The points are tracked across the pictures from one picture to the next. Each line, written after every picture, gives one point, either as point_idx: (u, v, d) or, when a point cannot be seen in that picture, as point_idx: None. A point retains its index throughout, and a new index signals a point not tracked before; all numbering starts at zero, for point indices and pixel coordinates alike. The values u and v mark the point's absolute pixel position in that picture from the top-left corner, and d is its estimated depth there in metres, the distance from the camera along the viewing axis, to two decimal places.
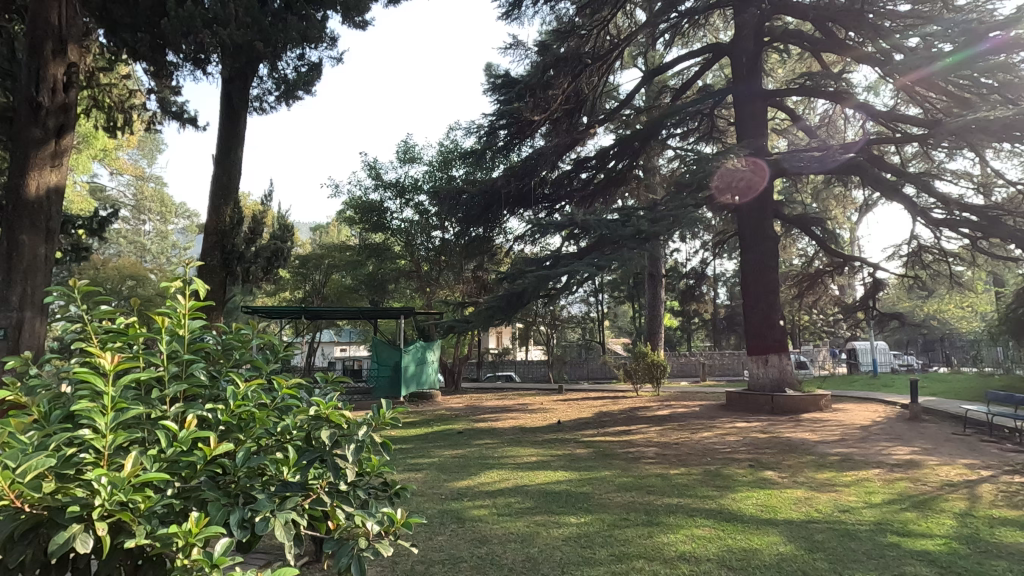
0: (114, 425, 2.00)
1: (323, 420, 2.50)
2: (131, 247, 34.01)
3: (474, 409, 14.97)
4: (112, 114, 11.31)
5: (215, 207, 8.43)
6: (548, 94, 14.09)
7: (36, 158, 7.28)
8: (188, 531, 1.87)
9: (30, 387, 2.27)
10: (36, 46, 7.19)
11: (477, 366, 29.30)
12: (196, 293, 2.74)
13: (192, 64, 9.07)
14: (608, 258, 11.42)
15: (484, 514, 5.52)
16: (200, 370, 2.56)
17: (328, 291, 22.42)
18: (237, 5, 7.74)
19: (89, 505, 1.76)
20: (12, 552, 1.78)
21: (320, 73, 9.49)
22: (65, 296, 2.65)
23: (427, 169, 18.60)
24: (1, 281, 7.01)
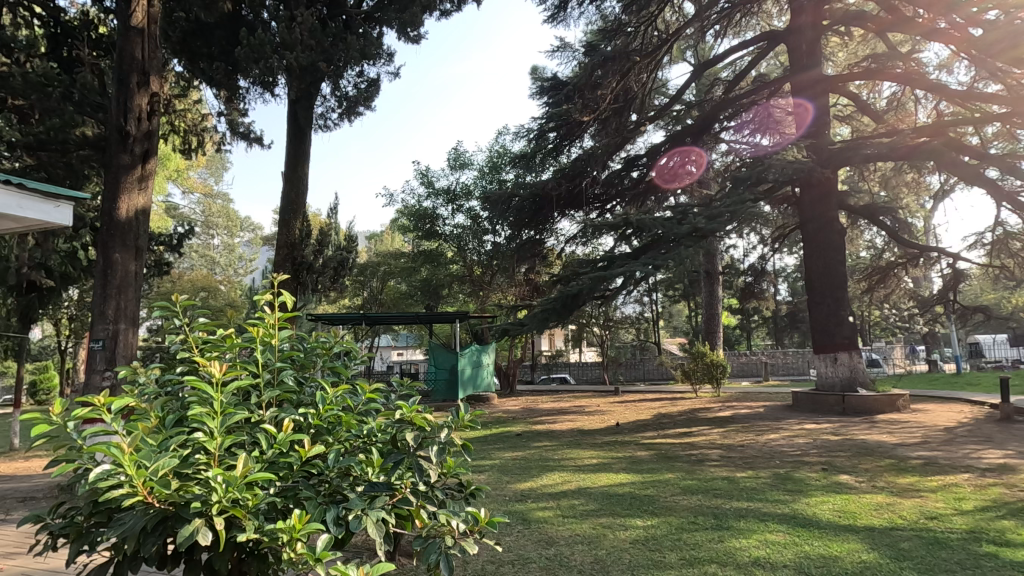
0: (224, 427, 2.18)
1: (407, 423, 2.62)
2: (202, 261, 36.13)
3: (530, 411, 15.04)
4: (187, 137, 12.09)
5: (285, 221, 8.83)
6: (596, 94, 14.05)
7: (125, 183, 7.91)
8: (292, 527, 2.01)
9: (146, 393, 2.50)
10: (124, 80, 7.82)
11: (531, 368, 29.47)
12: (284, 305, 2.92)
13: (261, 87, 9.62)
14: (663, 257, 11.24)
15: (549, 515, 5.57)
16: (289, 376, 2.73)
17: (384, 298, 23.06)
18: (302, 28, 8.20)
19: (207, 502, 1.94)
20: (146, 544, 1.98)
21: (379, 88, 9.84)
22: (168, 310, 2.89)
23: (477, 175, 18.91)
24: (99, 296, 7.68)
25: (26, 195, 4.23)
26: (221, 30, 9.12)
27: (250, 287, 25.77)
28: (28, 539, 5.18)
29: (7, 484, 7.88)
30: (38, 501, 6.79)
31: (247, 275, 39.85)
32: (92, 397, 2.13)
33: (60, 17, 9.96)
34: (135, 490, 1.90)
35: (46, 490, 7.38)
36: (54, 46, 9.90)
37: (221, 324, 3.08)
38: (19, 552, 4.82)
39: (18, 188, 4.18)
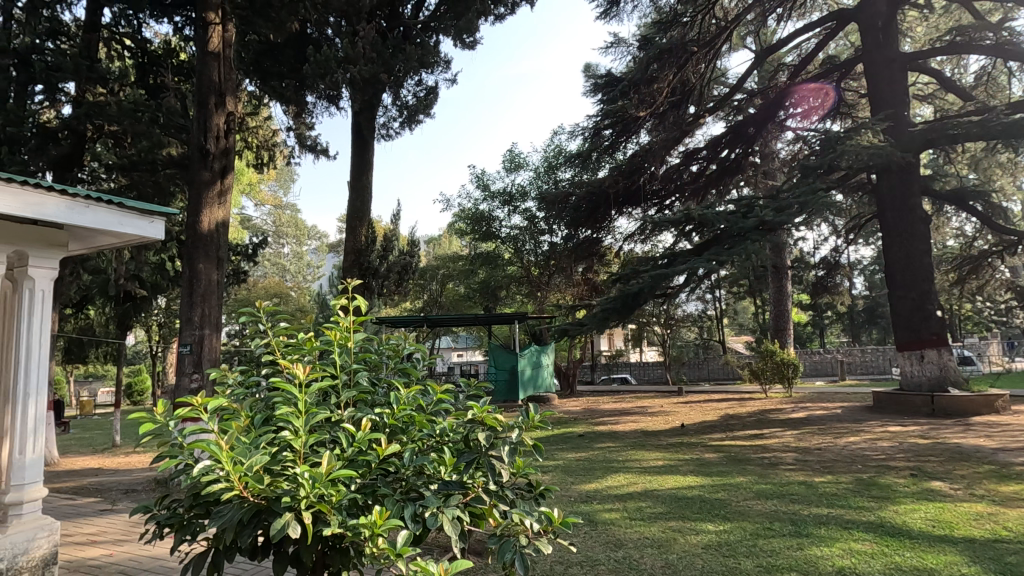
0: (308, 426, 2.30)
1: (479, 423, 2.65)
2: (274, 268, 38.15)
3: (592, 412, 14.89)
4: (259, 153, 12.82)
5: (351, 228, 9.19)
6: (652, 88, 13.71)
7: (206, 198, 8.47)
8: (374, 523, 2.09)
9: (236, 394, 2.67)
10: (203, 102, 8.37)
11: (590, 369, 29.24)
12: (359, 308, 3.04)
13: (327, 101, 10.05)
14: (728, 252, 10.84)
15: (616, 517, 5.49)
16: (365, 377, 2.83)
17: (444, 300, 23.48)
18: (364, 42, 8.53)
19: (296, 497, 2.05)
20: (242, 535, 2.11)
21: (437, 95, 10.06)
22: (253, 316, 3.07)
23: (533, 176, 18.97)
24: (186, 303, 8.27)
25: (126, 213, 4.41)
26: (290, 49, 9.72)
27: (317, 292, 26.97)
28: (132, 528, 5.64)
29: (112, 477, 8.64)
30: (139, 493, 7.40)
31: (314, 281, 41.76)
32: (191, 398, 2.29)
33: (146, 47, 10.87)
34: (232, 484, 2.04)
35: (144, 483, 8.04)
36: (142, 75, 10.86)
37: (300, 328, 3.24)
38: (125, 539, 5.26)
39: (119, 206, 4.35)
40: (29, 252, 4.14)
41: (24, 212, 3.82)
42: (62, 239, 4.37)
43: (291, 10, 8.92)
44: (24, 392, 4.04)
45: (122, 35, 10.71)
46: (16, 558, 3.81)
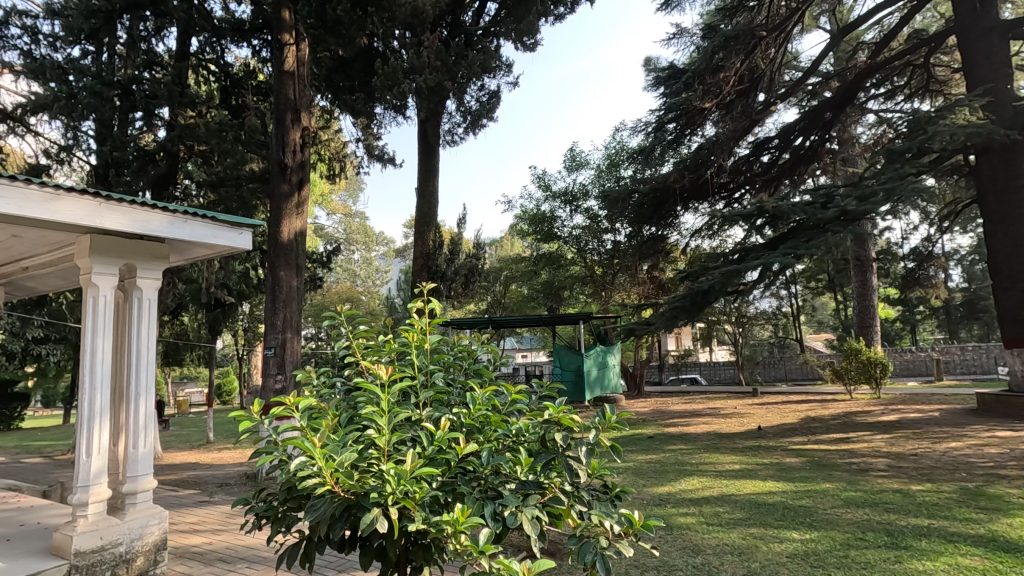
0: (391, 425, 2.39)
1: (555, 423, 2.63)
2: (346, 274, 39.84)
3: (661, 413, 14.55)
4: (331, 164, 13.43)
5: (419, 233, 9.45)
6: (718, 78, 13.13)
7: (286, 209, 8.98)
8: (456, 520, 2.14)
9: (322, 394, 2.81)
10: (280, 119, 8.88)
11: (659, 369, 28.56)
12: (434, 310, 3.12)
13: (394, 111, 10.41)
14: (805, 245, 10.26)
15: (692, 522, 5.34)
16: (440, 378, 2.90)
17: (507, 301, 23.68)
18: (429, 51, 8.75)
19: (383, 493, 2.14)
20: (334, 528, 2.23)
21: (499, 99, 10.17)
22: (335, 319, 3.20)
23: (595, 174, 18.78)
24: (270, 308, 8.81)
25: (219, 226, 4.72)
26: (359, 64, 10.11)
27: (386, 296, 27.95)
28: (228, 519, 6.08)
29: (208, 471, 9.34)
30: (233, 486, 7.96)
31: (383, 285, 43.33)
32: (284, 397, 2.43)
33: (229, 71, 11.66)
34: (325, 479, 2.16)
35: (236, 477, 8.63)
36: (225, 96, 11.65)
37: (380, 330, 3.35)
38: (222, 529, 5.67)
39: (213, 220, 4.67)
40: (137, 264, 4.54)
41: (131, 227, 4.21)
42: (164, 252, 4.75)
43: (360, 25, 9.35)
44: (135, 392, 4.45)
45: (207, 61, 11.54)
46: (133, 543, 4.19)
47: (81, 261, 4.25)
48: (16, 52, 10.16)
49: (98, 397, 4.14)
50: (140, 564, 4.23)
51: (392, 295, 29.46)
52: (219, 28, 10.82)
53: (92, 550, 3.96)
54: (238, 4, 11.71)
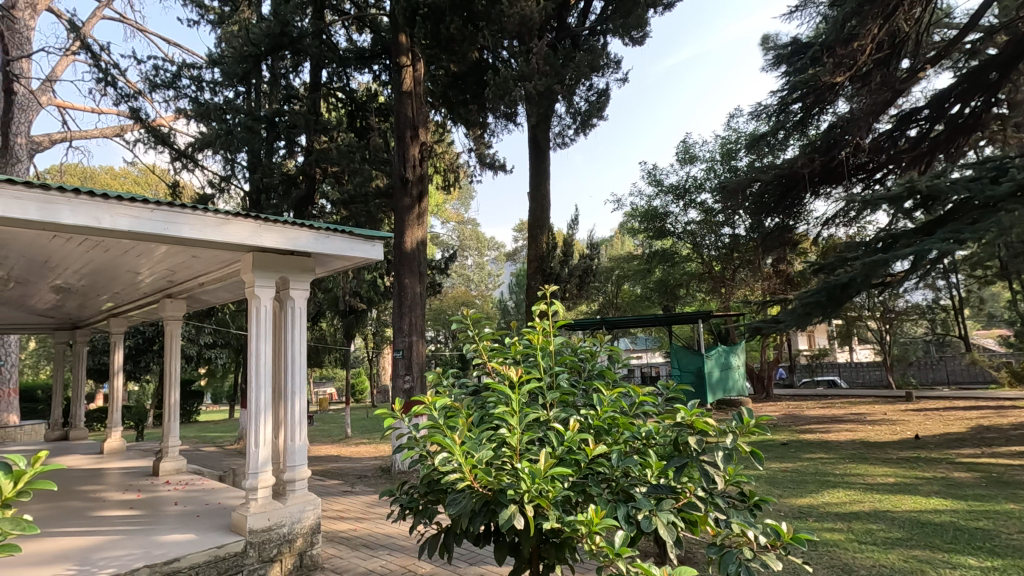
0: (522, 425, 2.46)
1: (687, 426, 2.51)
2: (461, 279, 41.47)
3: (796, 418, 13.41)
4: (446, 175, 14.07)
5: (533, 237, 9.63)
6: (852, 48, 11.74)
7: (408, 220, 9.59)
8: (590, 521, 2.16)
9: (456, 395, 2.95)
10: (401, 137, 9.54)
11: (790, 370, 26.36)
12: (557, 311, 3.14)
13: (505, 119, 10.70)
14: (969, 229, 8.90)
15: (840, 538, 4.86)
16: (565, 379, 2.91)
17: (620, 301, 23.20)
18: (537, 57, 8.85)
19: (519, 491, 2.21)
20: (474, 521, 2.34)
21: (609, 97, 10.02)
22: (462, 324, 3.29)
23: (708, 166, 17.86)
24: (398, 313, 9.46)
25: (355, 240, 5.16)
26: (471, 77, 10.49)
27: (499, 299, 28.70)
28: (369, 509, 6.60)
29: (348, 464, 10.22)
30: (371, 479, 8.64)
31: (495, 288, 44.57)
32: (422, 396, 2.59)
33: (354, 96, 12.67)
34: (465, 475, 2.29)
35: (373, 470, 9.35)
36: (352, 119, 12.70)
37: (505, 332, 3.41)
38: (365, 518, 6.17)
39: (350, 234, 5.10)
40: (289, 277, 5.10)
41: (284, 244, 4.74)
42: (310, 265, 5.29)
43: (471, 40, 9.59)
44: (290, 390, 5.01)
45: (335, 88, 12.62)
46: (294, 525, 4.70)
47: (246, 276, 4.86)
48: (186, 99, 11.89)
49: (262, 395, 4.73)
50: (300, 545, 4.74)
51: (505, 298, 30.11)
52: (344, 58, 11.80)
53: (262, 529, 4.50)
54: (359, 34, 12.72)
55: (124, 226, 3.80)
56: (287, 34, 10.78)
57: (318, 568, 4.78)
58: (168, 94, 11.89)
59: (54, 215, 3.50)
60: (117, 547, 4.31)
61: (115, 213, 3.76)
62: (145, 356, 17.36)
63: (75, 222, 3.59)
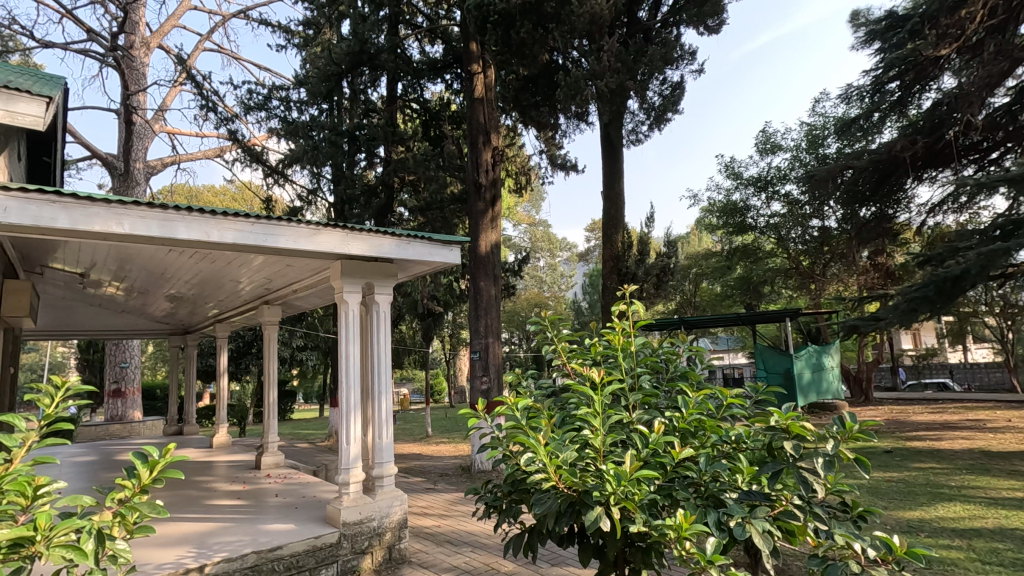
0: (605, 427, 2.44)
1: (782, 431, 2.37)
2: (534, 281, 41.59)
3: (900, 424, 12.33)
4: (518, 178, 14.20)
5: (608, 236, 9.54)
6: (958, 16, 10.57)
7: (482, 224, 9.77)
8: (679, 526, 2.11)
9: (537, 396, 2.99)
10: (475, 142, 9.81)
11: (892, 372, 24.26)
12: (637, 311, 3.09)
13: (577, 118, 10.65)
14: None
15: (959, 557, 4.42)
16: (647, 380, 2.86)
17: (699, 300, 22.37)
18: (608, 55, 8.73)
19: (604, 492, 2.20)
20: (560, 521, 2.35)
21: (684, 90, 9.70)
22: (541, 325, 3.30)
23: (793, 155, 16.85)
24: (474, 315, 9.66)
25: (434, 245, 5.32)
26: (543, 79, 10.51)
27: (573, 300, 28.50)
28: (451, 506, 6.78)
29: (430, 462, 10.55)
30: (452, 477, 8.87)
31: (568, 289, 44.31)
32: (504, 397, 2.64)
33: (427, 106, 13.07)
34: (550, 475, 2.31)
35: (453, 469, 9.60)
36: (426, 128, 13.12)
37: (584, 332, 3.39)
38: (448, 515, 6.35)
39: (430, 240, 5.28)
40: (375, 282, 5.35)
41: (370, 252, 4.98)
42: (392, 270, 5.52)
43: (542, 43, 9.45)
44: (377, 390, 5.25)
45: (410, 99, 13.08)
46: (383, 519, 4.91)
47: (336, 282, 5.16)
48: (276, 119, 12.80)
49: (352, 395, 4.99)
50: (389, 538, 4.94)
51: (578, 299, 29.85)
52: (418, 70, 12.22)
53: (354, 522, 4.75)
54: (432, 45, 13.13)
55: (230, 239, 4.15)
56: (366, 51, 11.41)
57: (406, 561, 4.98)
58: (260, 115, 12.84)
59: (171, 231, 3.89)
60: (228, 533, 4.71)
61: (222, 227, 4.12)
62: (245, 358, 18.81)
63: (189, 237, 3.97)
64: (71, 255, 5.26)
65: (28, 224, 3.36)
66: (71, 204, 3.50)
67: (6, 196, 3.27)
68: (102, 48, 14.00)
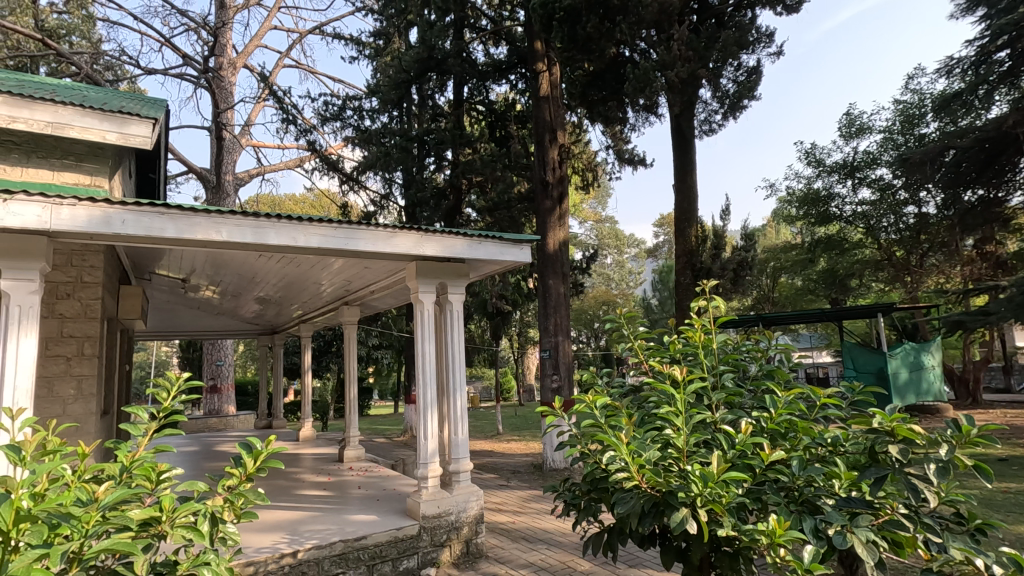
0: (689, 426, 2.36)
1: (887, 435, 2.19)
2: (601, 279, 40.98)
3: (1017, 429, 11.13)
4: (584, 175, 14.05)
5: (681, 230, 9.40)
6: None
7: (550, 223, 9.76)
8: (773, 532, 2.01)
9: (613, 394, 2.94)
10: (541, 141, 9.83)
11: (1005, 373, 21.93)
12: (719, 307, 2.96)
13: (646, 110, 10.39)
14: None
15: None
16: (730, 379, 2.74)
17: (777, 295, 21.21)
18: (679, 43, 8.46)
19: (690, 494, 2.14)
20: (643, 522, 2.30)
21: (761, 75, 9.22)
22: (616, 322, 3.20)
23: (884, 137, 15.60)
24: (543, 313, 9.65)
25: (505, 245, 5.36)
26: (610, 74, 10.28)
27: (642, 297, 27.85)
28: (525, 504, 6.84)
29: (502, 459, 10.66)
30: (524, 475, 8.92)
31: (637, 286, 43.28)
32: (581, 394, 2.59)
33: (492, 108, 13.22)
34: (632, 474, 2.27)
35: (525, 466, 9.66)
36: (493, 128, 13.26)
37: (660, 329, 3.29)
38: (522, 512, 6.41)
39: (501, 239, 5.32)
40: (448, 282, 5.46)
41: (443, 252, 5.10)
42: (464, 270, 5.60)
43: (609, 36, 9.25)
44: (452, 387, 5.37)
45: (476, 101, 13.24)
46: (460, 514, 5.02)
47: (411, 282, 5.32)
48: (350, 128, 13.38)
49: (428, 392, 5.13)
50: (466, 532, 5.05)
51: (648, 296, 29.08)
52: (483, 71, 12.32)
53: (434, 515, 4.88)
54: (496, 47, 13.24)
55: (316, 243, 4.38)
56: (433, 57, 11.69)
57: (483, 556, 5.06)
58: (335, 125, 13.47)
59: (263, 237, 4.16)
60: (317, 522, 4.98)
61: (309, 233, 4.36)
62: (326, 356, 19.86)
63: (278, 242, 4.23)
64: (174, 262, 5.75)
65: (142, 234, 3.70)
66: (177, 214, 3.82)
67: (122, 210, 3.63)
68: (195, 71, 15.22)
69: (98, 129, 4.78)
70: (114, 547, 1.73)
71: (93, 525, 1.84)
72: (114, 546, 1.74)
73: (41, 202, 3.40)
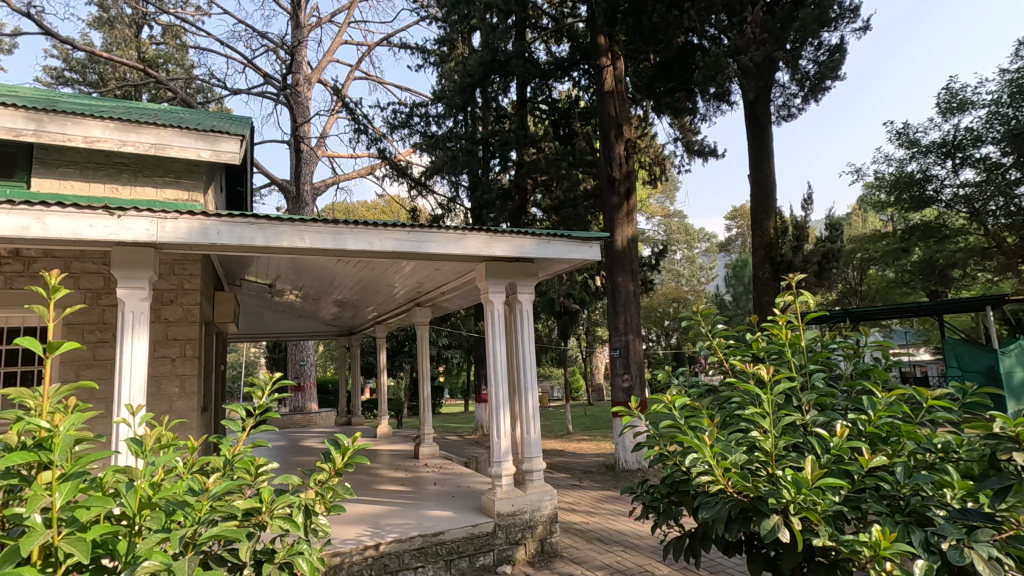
0: (777, 429, 2.24)
1: (1009, 441, 1.96)
2: (670, 275, 39.76)
3: None
4: (652, 169, 13.69)
5: (759, 222, 8.97)
6: None
7: (617, 220, 9.59)
8: (876, 543, 1.87)
9: (692, 394, 2.84)
10: (607, 137, 9.68)
11: None
12: (807, 303, 2.78)
13: (718, 98, 9.98)
14: None
15: None
16: (821, 379, 2.56)
17: (866, 288, 19.75)
18: (752, 26, 8.06)
19: (782, 500, 2.02)
20: (730, 528, 2.21)
21: (845, 52, 8.61)
22: (692, 319, 3.05)
23: (990, 111, 14.13)
24: (612, 312, 9.48)
25: (574, 242, 5.32)
26: (679, 63, 9.95)
27: (714, 293, 26.80)
28: (599, 504, 6.76)
29: (573, 459, 10.59)
30: (596, 475, 8.82)
31: (709, 282, 41.65)
32: (659, 395, 2.51)
33: (555, 106, 13.20)
34: (717, 478, 2.18)
35: (597, 467, 9.54)
36: (557, 126, 13.22)
37: (741, 326, 3.12)
38: (596, 513, 6.34)
39: (569, 238, 5.29)
40: (517, 282, 5.50)
41: (512, 252, 5.13)
42: (533, 270, 5.61)
43: (677, 25, 8.97)
44: (523, 386, 5.39)
45: (539, 100, 13.25)
46: (534, 512, 5.03)
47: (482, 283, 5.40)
48: (418, 134, 13.78)
49: (500, 390, 5.19)
50: (541, 531, 5.05)
51: (721, 292, 27.93)
52: (547, 70, 12.28)
53: (508, 513, 4.92)
54: (558, 45, 13.19)
55: (391, 246, 4.55)
56: (496, 59, 11.70)
57: (558, 555, 5.05)
58: (403, 132, 13.90)
59: (342, 242, 4.35)
60: (397, 516, 5.16)
61: (384, 237, 4.53)
62: (399, 356, 20.54)
63: (357, 247, 4.41)
64: (262, 268, 6.14)
65: (234, 242, 3.98)
66: (265, 224, 4.08)
67: (217, 221, 3.92)
68: (275, 89, 16.22)
69: (194, 148, 5.19)
70: (222, 533, 1.87)
71: (204, 512, 2.00)
72: (223, 533, 1.88)
73: (149, 217, 3.73)
